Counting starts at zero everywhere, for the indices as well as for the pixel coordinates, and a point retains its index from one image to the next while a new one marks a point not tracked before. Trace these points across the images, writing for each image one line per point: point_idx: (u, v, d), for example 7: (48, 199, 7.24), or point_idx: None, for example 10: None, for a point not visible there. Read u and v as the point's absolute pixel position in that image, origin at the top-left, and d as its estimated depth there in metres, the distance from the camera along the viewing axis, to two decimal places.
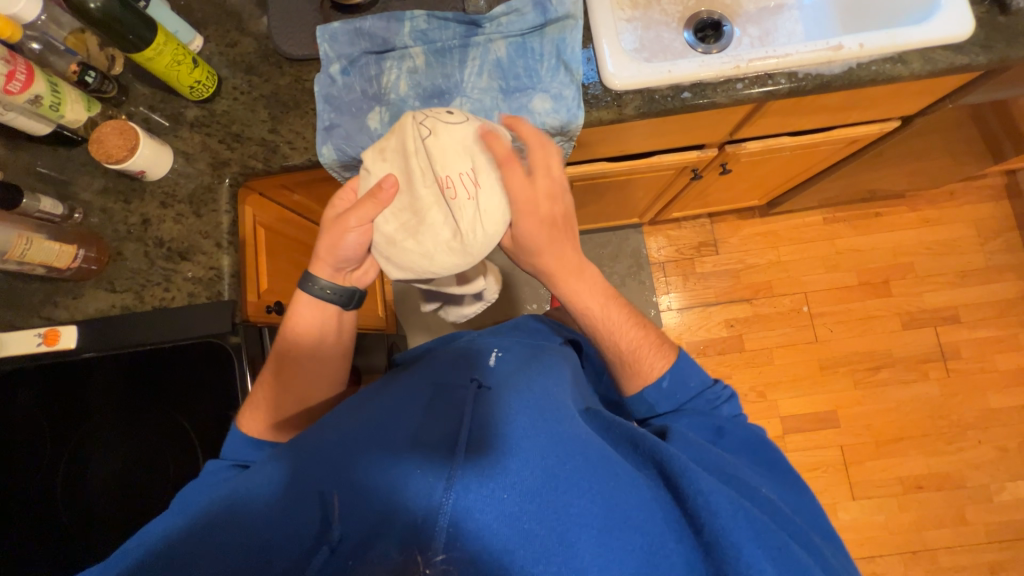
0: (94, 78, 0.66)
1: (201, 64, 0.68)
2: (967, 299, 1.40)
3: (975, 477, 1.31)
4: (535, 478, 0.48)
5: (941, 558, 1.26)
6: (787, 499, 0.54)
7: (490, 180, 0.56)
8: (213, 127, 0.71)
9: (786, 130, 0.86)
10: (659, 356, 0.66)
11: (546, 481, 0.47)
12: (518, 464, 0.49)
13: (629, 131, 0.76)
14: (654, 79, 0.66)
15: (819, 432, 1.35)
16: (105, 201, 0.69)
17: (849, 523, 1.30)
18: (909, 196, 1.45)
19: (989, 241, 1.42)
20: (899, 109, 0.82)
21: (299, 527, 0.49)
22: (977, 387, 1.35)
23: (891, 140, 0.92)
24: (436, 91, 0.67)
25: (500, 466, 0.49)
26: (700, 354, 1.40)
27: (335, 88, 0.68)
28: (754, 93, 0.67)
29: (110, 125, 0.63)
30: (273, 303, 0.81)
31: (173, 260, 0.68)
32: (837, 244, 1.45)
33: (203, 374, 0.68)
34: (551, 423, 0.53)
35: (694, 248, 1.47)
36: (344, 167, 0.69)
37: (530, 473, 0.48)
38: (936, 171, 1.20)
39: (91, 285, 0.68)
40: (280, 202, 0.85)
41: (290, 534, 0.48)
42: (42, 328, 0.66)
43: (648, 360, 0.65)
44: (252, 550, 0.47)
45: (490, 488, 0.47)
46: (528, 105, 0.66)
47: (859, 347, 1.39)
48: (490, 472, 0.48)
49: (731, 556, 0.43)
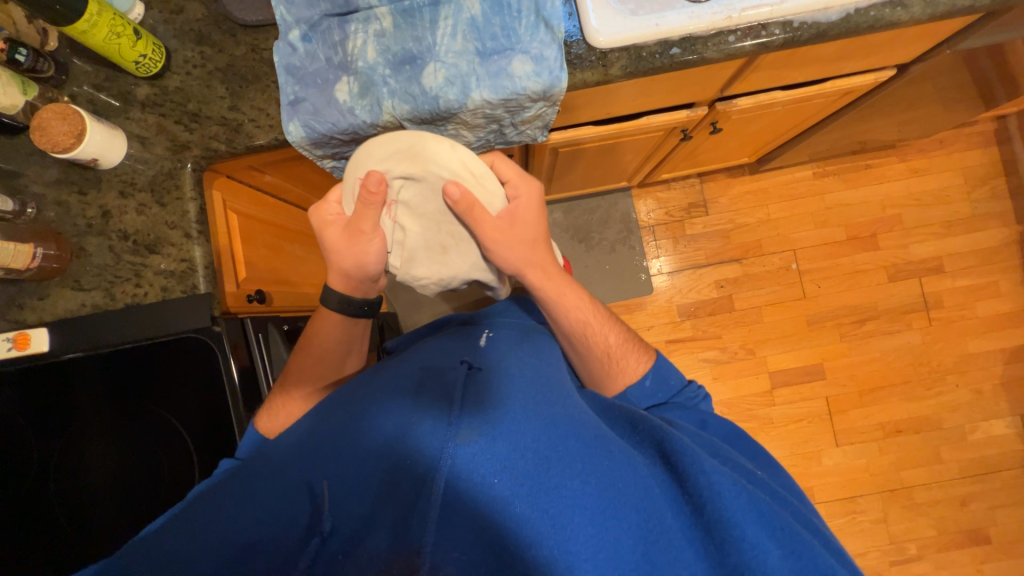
0: (27, 57, 0.59)
1: (145, 35, 0.61)
2: (952, 249, 1.41)
3: (952, 418, 1.37)
4: (531, 462, 0.48)
5: (916, 494, 1.34)
6: (776, 479, 0.55)
7: (426, 150, 0.60)
8: (168, 107, 0.65)
9: (779, 84, 0.82)
10: (637, 359, 0.66)
11: (540, 464, 0.47)
12: (510, 448, 0.49)
13: (617, 92, 0.72)
14: (641, 35, 0.61)
15: (806, 385, 1.39)
16: (59, 193, 0.64)
17: (832, 467, 1.36)
18: (899, 146, 1.43)
19: (977, 189, 1.42)
20: (896, 56, 0.78)
21: (290, 522, 0.50)
22: (958, 334, 1.39)
23: (885, 90, 0.89)
24: (407, 56, 0.62)
25: (492, 450, 0.48)
26: (691, 315, 1.42)
27: (296, 57, 0.62)
28: (747, 46, 0.63)
29: (50, 109, 0.57)
30: (254, 292, 0.78)
31: (140, 254, 0.65)
32: (827, 199, 1.44)
33: (190, 368, 0.67)
34: (544, 405, 0.53)
35: (683, 210, 1.45)
36: (314, 145, 0.64)
37: (525, 456, 0.48)
38: (928, 119, 1.18)
39: (56, 284, 0.64)
40: (252, 184, 0.80)
41: (283, 528, 0.50)
42: (9, 332, 0.61)
43: (627, 363, 0.65)
44: (244, 548, 0.49)
45: (483, 475, 0.47)
46: (507, 68, 0.61)
47: (846, 301, 1.41)
48: (481, 454, 0.48)
49: (733, 536, 0.44)
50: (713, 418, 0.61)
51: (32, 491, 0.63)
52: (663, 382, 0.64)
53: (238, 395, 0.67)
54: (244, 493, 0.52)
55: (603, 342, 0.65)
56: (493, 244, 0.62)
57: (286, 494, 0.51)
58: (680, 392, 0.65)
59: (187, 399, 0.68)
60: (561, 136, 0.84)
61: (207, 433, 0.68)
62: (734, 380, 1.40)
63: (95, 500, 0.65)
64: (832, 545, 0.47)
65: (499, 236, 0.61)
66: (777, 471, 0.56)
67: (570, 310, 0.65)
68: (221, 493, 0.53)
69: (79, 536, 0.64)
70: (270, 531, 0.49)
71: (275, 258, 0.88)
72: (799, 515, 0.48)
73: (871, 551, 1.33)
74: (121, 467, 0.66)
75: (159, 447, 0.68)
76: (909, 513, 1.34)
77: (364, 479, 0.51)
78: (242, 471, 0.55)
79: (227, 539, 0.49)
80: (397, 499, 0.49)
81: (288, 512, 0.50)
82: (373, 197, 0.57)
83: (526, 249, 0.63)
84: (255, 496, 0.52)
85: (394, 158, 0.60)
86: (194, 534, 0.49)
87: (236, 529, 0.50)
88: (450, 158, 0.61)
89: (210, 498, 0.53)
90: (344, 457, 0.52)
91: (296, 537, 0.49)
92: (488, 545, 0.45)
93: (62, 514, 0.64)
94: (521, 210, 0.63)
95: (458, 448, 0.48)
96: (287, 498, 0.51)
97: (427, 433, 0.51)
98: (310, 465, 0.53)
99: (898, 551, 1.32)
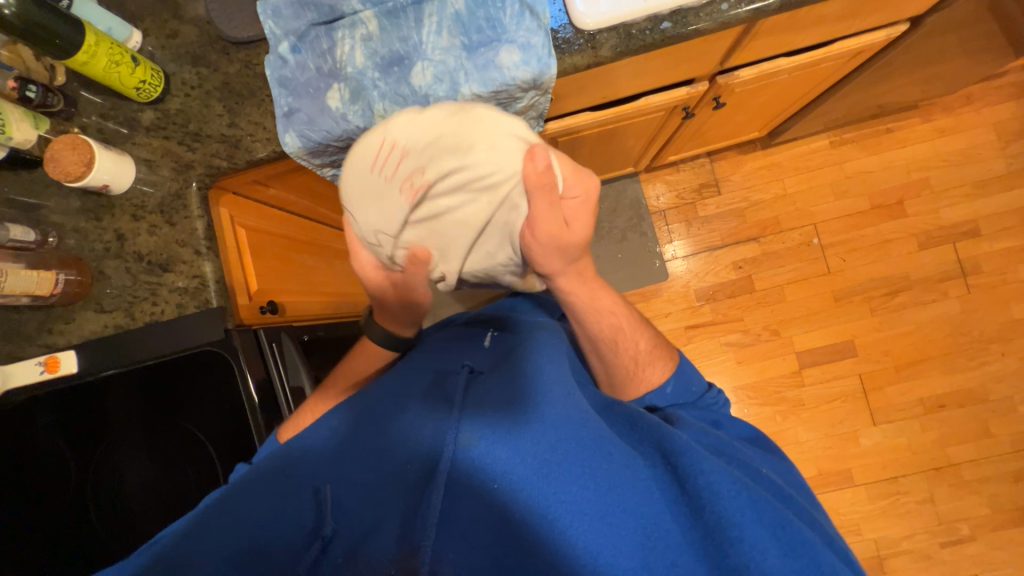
0: (37, 93, 0.62)
1: (143, 61, 0.63)
2: (988, 210, 1.33)
3: (999, 389, 1.29)
4: (529, 465, 0.46)
5: (964, 472, 1.27)
6: (780, 473, 0.52)
7: (469, 130, 0.55)
8: (171, 129, 0.68)
9: (782, 51, 0.79)
10: (658, 366, 0.63)
11: (539, 467, 0.45)
12: (510, 451, 0.47)
13: (610, 74, 0.71)
14: (630, 12, 0.59)
15: (837, 363, 1.33)
16: (78, 221, 0.67)
17: (870, 447, 1.30)
18: (922, 106, 1.36)
19: (1011, 144, 1.34)
20: (909, 7, 0.74)
21: (292, 529, 0.49)
22: (1000, 300, 1.31)
23: (899, 46, 0.84)
24: (394, 57, 0.62)
25: (491, 453, 0.47)
26: (710, 299, 1.38)
27: (288, 69, 0.63)
28: (741, 12, 0.60)
29: (61, 141, 0.60)
30: (266, 303, 0.79)
31: (155, 273, 0.67)
32: (846, 167, 1.37)
33: (210, 377, 0.70)
34: (543, 404, 0.51)
35: (695, 192, 1.42)
36: (312, 154, 0.65)
37: (523, 460, 0.46)
38: (952, 74, 1.12)
39: (81, 308, 0.67)
40: (258, 199, 0.82)
41: (287, 532, 0.49)
42: (43, 356, 0.65)
43: (648, 369, 0.63)
44: (246, 554, 0.47)
45: (483, 477, 0.47)
46: (495, 60, 0.60)
47: (875, 274, 1.35)
48: (480, 458, 0.48)
49: (731, 537, 0.41)
50: (727, 418, 0.58)
51: (70, 505, 0.66)
52: (685, 388, 0.62)
53: (255, 405, 0.69)
54: (240, 498, 0.51)
55: (629, 348, 0.64)
56: (548, 237, 0.58)
57: (287, 498, 0.51)
58: (703, 397, 0.62)
59: (210, 411, 0.70)
60: (558, 126, 0.83)
61: (226, 445, 0.70)
62: (760, 363, 1.35)
63: (131, 511, 0.68)
64: (839, 546, 0.44)
65: (553, 228, 0.58)
66: (789, 467, 0.54)
67: (601, 316, 0.65)
68: (216, 498, 0.52)
69: (115, 546, 0.67)
70: (274, 536, 0.49)
71: (286, 269, 0.90)
72: (805, 515, 0.45)
73: (918, 533, 1.26)
74: (158, 479, 0.69)
75: (184, 458, 0.70)
76: (957, 491, 1.27)
77: (366, 482, 0.51)
78: (245, 474, 0.55)
79: (227, 542, 0.48)
80: (396, 502, 0.49)
81: (288, 516, 0.50)
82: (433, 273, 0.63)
83: (576, 252, 0.62)
84: (252, 503, 0.50)
85: (440, 154, 0.55)
86: (193, 533, 0.48)
87: (235, 530, 0.49)
88: (507, 131, 0.56)
89: (213, 495, 0.53)
90: (345, 463, 0.53)
91: (298, 546, 0.48)
92: (486, 547, 0.45)
93: (101, 527, 0.67)
94: (576, 210, 0.60)
95: (460, 449, 0.49)
96: (286, 501, 0.51)
97: (431, 439, 0.52)
98: (311, 468, 0.53)
99: (948, 531, 1.26)
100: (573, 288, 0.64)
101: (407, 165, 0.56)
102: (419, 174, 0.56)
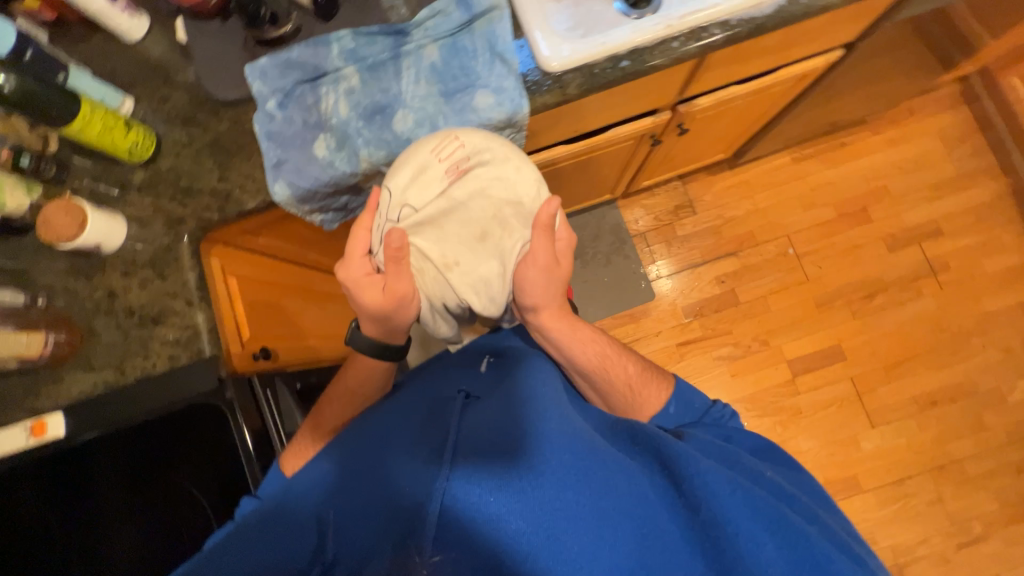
0: (30, 161, 0.64)
1: (135, 124, 0.66)
2: (946, 211, 1.41)
3: (986, 381, 1.32)
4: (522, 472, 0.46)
5: (967, 467, 1.28)
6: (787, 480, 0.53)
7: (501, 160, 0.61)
8: (161, 187, 0.70)
9: (735, 80, 0.86)
10: (657, 388, 0.65)
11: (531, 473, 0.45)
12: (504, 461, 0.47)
13: (579, 109, 0.76)
14: (592, 54, 0.65)
15: (827, 368, 1.36)
16: (67, 280, 0.68)
17: (873, 451, 1.30)
18: (870, 121, 1.46)
19: (956, 149, 1.44)
20: (842, 35, 0.82)
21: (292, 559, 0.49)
22: (972, 294, 1.37)
23: (839, 69, 0.92)
24: (377, 107, 0.66)
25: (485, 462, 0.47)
26: (698, 315, 1.41)
27: (276, 124, 0.67)
28: (692, 48, 0.66)
29: (55, 205, 0.63)
30: (259, 350, 0.79)
31: (146, 327, 0.67)
32: (810, 180, 1.45)
33: (205, 428, 0.70)
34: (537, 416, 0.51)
35: (671, 213, 1.48)
36: (301, 201, 0.68)
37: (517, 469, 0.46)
38: (892, 91, 1.21)
39: (69, 368, 0.66)
40: (248, 248, 0.84)
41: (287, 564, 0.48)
42: (29, 420, 0.63)
43: (648, 392, 0.64)
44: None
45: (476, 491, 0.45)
46: (470, 103, 0.65)
47: (851, 279, 1.40)
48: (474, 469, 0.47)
49: (725, 533, 0.43)
50: (738, 432, 0.58)
51: None
52: (687, 406, 0.64)
53: (251, 452, 0.70)
54: (245, 531, 0.52)
55: (622, 374, 0.65)
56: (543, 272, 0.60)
57: (289, 529, 0.51)
58: (708, 413, 0.63)
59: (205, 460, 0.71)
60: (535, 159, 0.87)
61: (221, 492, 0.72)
62: (753, 374, 1.37)
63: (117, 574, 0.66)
64: (849, 545, 0.44)
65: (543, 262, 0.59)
66: (801, 476, 0.54)
67: (589, 348, 0.65)
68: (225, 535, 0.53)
69: None
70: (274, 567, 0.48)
71: (278, 315, 0.91)
72: (805, 511, 0.46)
73: (934, 536, 1.24)
74: (148, 536, 0.68)
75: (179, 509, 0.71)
76: (964, 488, 1.26)
77: (365, 509, 0.51)
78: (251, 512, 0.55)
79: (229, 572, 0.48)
80: (393, 525, 0.48)
81: (289, 546, 0.50)
82: (397, 252, 0.56)
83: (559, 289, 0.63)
84: (252, 536, 0.51)
85: (491, 155, 0.61)
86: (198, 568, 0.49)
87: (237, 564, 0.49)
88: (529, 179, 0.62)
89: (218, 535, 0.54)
90: (346, 491, 0.53)
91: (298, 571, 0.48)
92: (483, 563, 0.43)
93: None
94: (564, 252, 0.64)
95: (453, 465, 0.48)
96: (289, 531, 0.51)
97: (429, 459, 0.52)
98: (316, 498, 0.54)
99: (963, 531, 1.24)
100: (558, 327, 0.64)
101: (460, 154, 0.60)
102: (467, 160, 0.60)
